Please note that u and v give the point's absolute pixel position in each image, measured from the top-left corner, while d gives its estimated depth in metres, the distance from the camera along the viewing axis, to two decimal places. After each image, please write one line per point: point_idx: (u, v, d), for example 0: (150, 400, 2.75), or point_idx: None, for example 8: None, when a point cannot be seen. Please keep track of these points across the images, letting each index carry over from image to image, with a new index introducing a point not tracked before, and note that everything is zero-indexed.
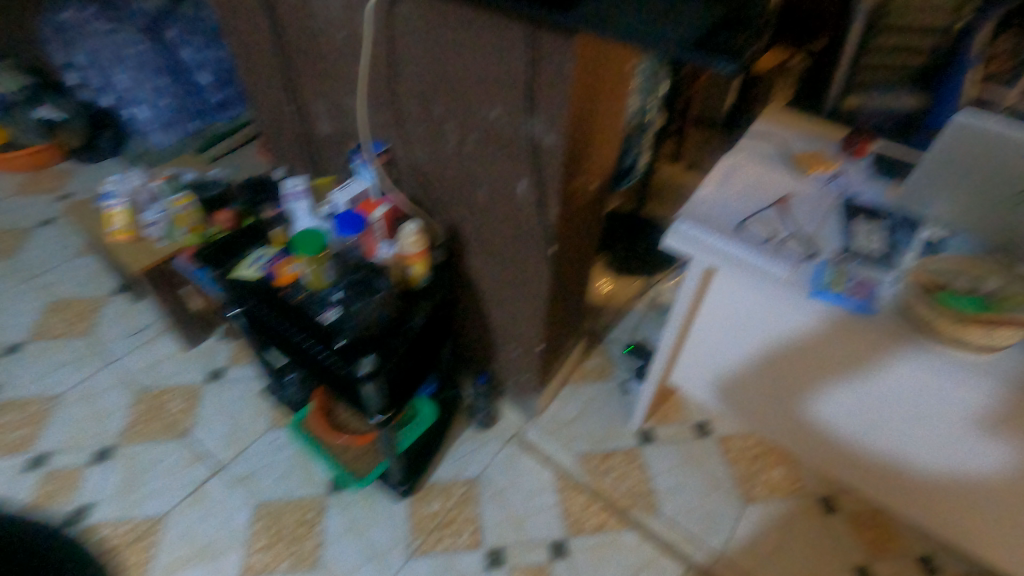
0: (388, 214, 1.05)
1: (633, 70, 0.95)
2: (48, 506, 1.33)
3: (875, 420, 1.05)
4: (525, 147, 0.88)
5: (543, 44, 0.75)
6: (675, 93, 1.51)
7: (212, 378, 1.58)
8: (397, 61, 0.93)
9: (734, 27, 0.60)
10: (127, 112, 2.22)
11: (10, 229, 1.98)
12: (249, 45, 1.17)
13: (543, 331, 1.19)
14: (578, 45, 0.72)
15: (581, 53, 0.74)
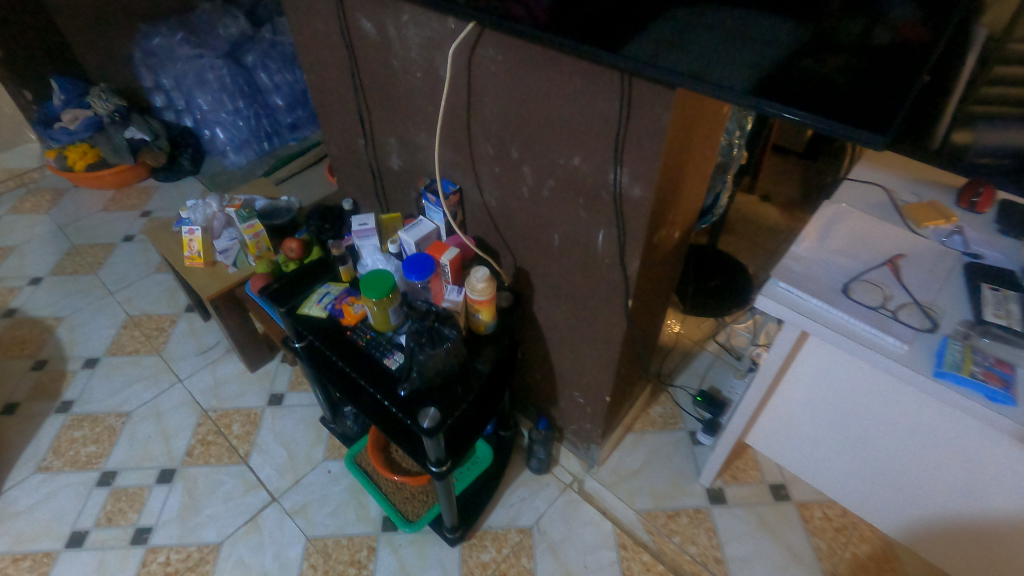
0: (457, 257, 1.01)
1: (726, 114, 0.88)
2: (113, 525, 1.35)
3: (976, 497, 0.95)
4: (607, 197, 0.82)
5: (637, 94, 0.69)
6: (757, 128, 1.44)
7: (271, 403, 1.59)
8: (475, 103, 0.90)
9: (819, 49, 0.53)
10: (208, 131, 2.35)
11: (95, 245, 2.08)
12: (325, 80, 1.17)
13: (612, 381, 1.12)
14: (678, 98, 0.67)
15: (680, 105, 0.68)
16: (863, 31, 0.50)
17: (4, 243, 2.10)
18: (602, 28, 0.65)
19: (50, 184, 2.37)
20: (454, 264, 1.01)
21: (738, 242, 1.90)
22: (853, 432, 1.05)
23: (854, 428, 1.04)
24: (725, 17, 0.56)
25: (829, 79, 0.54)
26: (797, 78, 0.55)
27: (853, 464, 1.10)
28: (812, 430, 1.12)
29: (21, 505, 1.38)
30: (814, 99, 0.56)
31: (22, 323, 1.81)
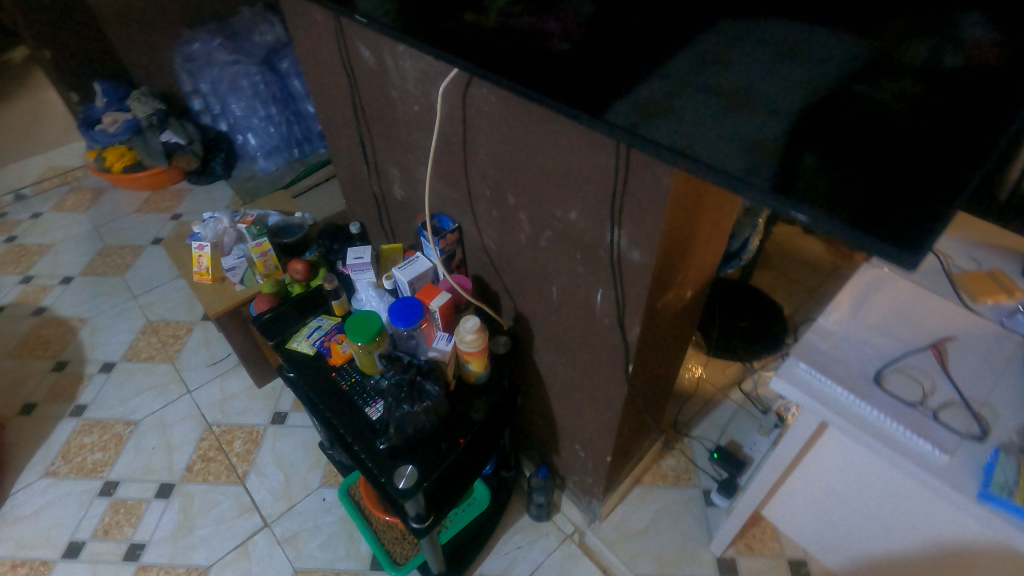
0: (448, 302, 0.95)
1: None
2: (109, 538, 1.36)
3: None
4: (605, 257, 0.74)
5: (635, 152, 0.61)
6: None
7: (274, 422, 1.56)
8: (471, 142, 0.83)
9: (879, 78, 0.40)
10: (241, 136, 2.36)
11: (125, 246, 2.13)
12: (330, 104, 1.13)
13: (614, 441, 1.03)
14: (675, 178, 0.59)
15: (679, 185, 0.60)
16: (927, 56, 0.37)
17: (43, 241, 2.18)
18: (584, 86, 0.57)
19: (92, 183, 2.45)
20: (446, 309, 0.94)
21: (775, 278, 1.76)
22: (890, 519, 0.96)
23: (891, 515, 0.96)
24: (764, 48, 0.44)
25: (879, 141, 0.41)
26: (835, 141, 0.43)
27: (888, 548, 1.00)
28: (837, 505, 1.03)
29: (27, 509, 1.41)
30: (857, 172, 0.43)
31: (49, 322, 1.85)
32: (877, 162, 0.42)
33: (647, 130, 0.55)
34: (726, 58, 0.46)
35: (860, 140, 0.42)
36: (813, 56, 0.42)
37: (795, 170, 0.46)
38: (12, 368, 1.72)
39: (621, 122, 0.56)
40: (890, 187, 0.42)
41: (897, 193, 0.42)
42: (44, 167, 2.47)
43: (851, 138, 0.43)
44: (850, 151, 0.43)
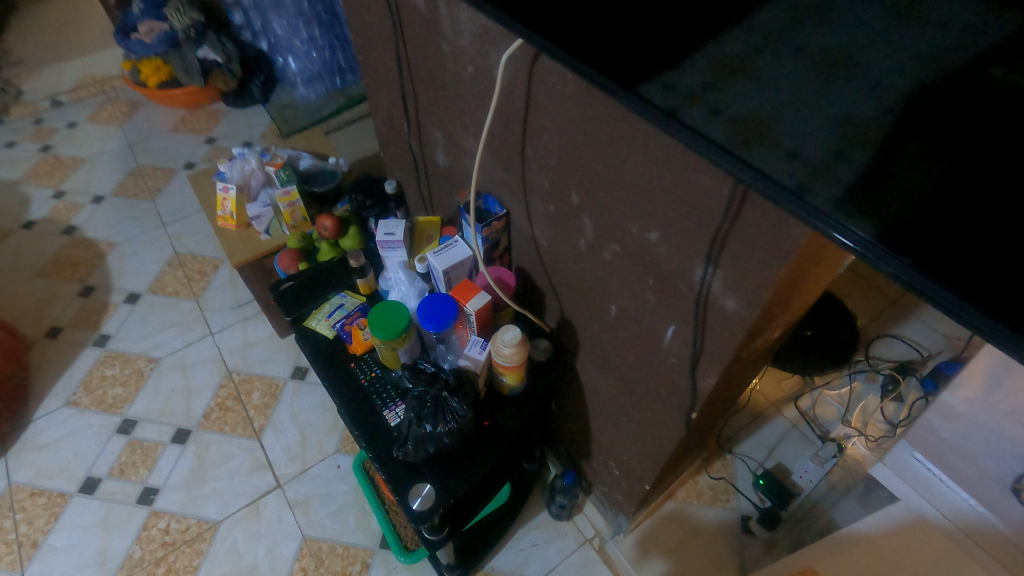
0: (486, 305, 0.81)
1: None
2: (125, 477, 1.35)
3: None
4: (687, 294, 0.59)
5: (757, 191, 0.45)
6: None
7: (294, 377, 1.51)
8: (533, 124, 0.67)
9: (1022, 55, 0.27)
10: (282, 58, 2.19)
11: (157, 168, 2.05)
12: (372, 47, 0.96)
13: (656, 472, 0.92)
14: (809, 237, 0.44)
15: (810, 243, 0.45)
16: None
17: (77, 154, 2.11)
18: (623, 52, 0.48)
19: (128, 95, 2.34)
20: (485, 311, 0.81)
21: (853, 281, 1.55)
22: None
23: None
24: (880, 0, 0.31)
25: (991, 149, 0.30)
26: (932, 138, 0.32)
27: None
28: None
29: (47, 438, 1.41)
30: (946, 189, 0.33)
31: (78, 243, 1.81)
32: (978, 182, 0.31)
33: (727, 96, 0.42)
34: (829, 10, 0.33)
35: (963, 145, 0.31)
36: (936, 19, 0.29)
37: (875, 166, 0.36)
38: (40, 288, 1.70)
39: (693, 83, 0.43)
40: (985, 220, 0.32)
41: (989, 227, 0.32)
42: (82, 73, 2.37)
43: (952, 139, 0.31)
44: (947, 157, 0.32)
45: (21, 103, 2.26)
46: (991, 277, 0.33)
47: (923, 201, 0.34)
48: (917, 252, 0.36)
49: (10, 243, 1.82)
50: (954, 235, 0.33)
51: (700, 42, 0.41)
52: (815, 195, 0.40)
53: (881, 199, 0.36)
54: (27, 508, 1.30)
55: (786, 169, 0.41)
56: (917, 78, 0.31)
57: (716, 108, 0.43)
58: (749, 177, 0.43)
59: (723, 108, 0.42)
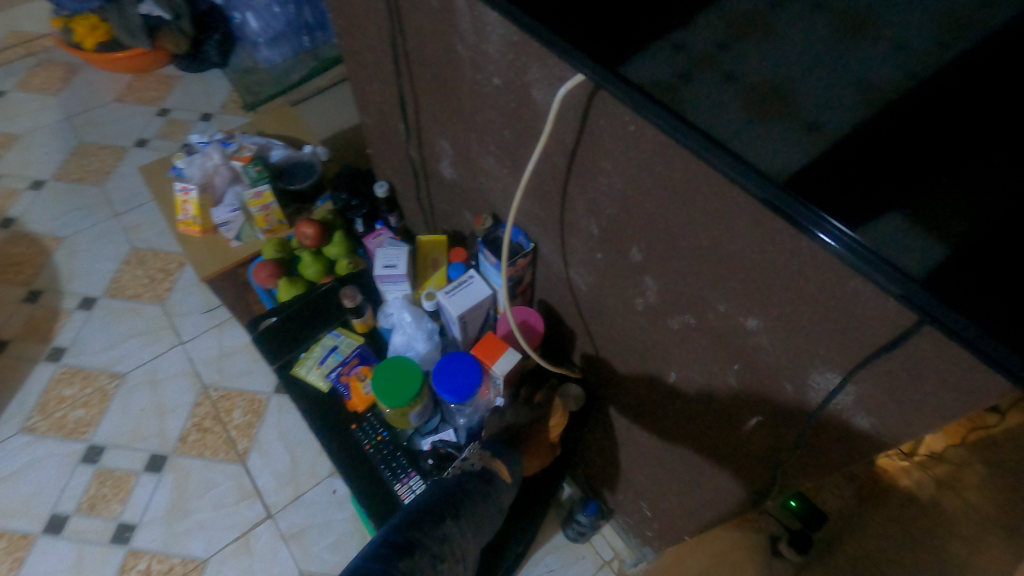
0: (516, 365, 0.68)
1: None
2: (96, 512, 1.22)
3: None
4: (791, 393, 0.47)
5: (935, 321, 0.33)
6: None
7: (279, 390, 1.37)
8: (584, 162, 0.53)
9: None
10: (239, 14, 1.90)
11: (105, 146, 1.81)
12: (359, 31, 0.78)
13: (701, 525, 0.83)
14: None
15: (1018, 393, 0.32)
16: None
17: (8, 129, 1.85)
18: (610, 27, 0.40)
19: (63, 57, 2.05)
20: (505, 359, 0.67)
21: None
22: None
23: None
24: None
25: (1006, 134, 0.25)
26: (935, 125, 0.27)
27: None
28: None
29: (2, 470, 1.26)
30: (942, 185, 0.28)
31: (19, 238, 1.60)
32: (990, 179, 0.26)
33: (739, 59, 0.34)
34: None
35: (973, 127, 0.26)
36: None
37: (868, 155, 0.30)
38: None
39: (706, 45, 0.35)
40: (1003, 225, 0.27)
41: (993, 232, 0.27)
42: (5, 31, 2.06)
43: (960, 124, 0.26)
44: (946, 147, 0.27)
45: None
46: (992, 286, 0.29)
47: (918, 198, 0.29)
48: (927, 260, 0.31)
49: None
50: (949, 240, 0.29)
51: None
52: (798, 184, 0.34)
53: (866, 191, 0.31)
54: None
55: (783, 152, 0.34)
56: (945, 41, 0.26)
57: (731, 74, 0.35)
58: (742, 166, 0.37)
59: (738, 74, 0.35)
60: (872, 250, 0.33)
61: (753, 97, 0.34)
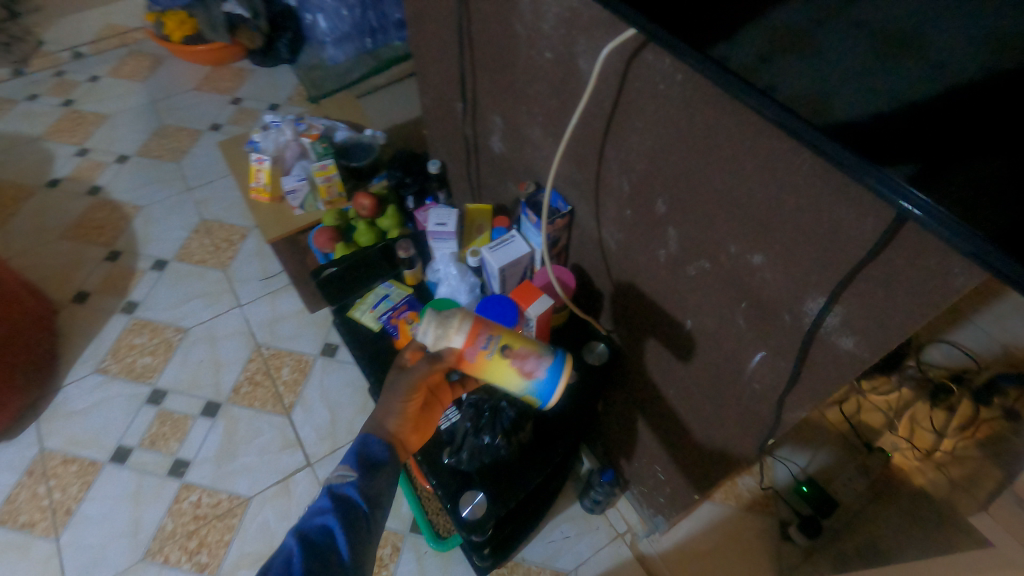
0: (548, 311, 0.77)
1: None
2: (156, 448, 1.35)
3: None
4: (788, 324, 0.54)
5: (911, 230, 0.39)
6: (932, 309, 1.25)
7: (324, 354, 1.48)
8: (620, 124, 0.61)
9: None
10: (311, 16, 2.08)
11: (182, 128, 1.98)
12: (428, 20, 0.90)
13: (709, 483, 0.89)
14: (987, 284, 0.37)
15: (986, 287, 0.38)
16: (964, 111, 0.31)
17: (99, 110, 2.05)
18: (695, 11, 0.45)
19: (151, 49, 2.26)
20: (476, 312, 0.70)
21: None
22: None
23: None
24: None
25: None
26: (982, 112, 0.31)
27: None
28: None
29: (77, 406, 1.40)
30: (994, 153, 0.31)
31: (103, 205, 1.77)
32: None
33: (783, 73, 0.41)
34: None
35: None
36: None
37: (931, 135, 0.34)
38: (66, 250, 1.67)
39: (748, 56, 0.43)
40: None
41: None
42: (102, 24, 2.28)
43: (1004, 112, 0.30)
44: (1000, 126, 0.30)
45: (42, 54, 2.18)
46: None
47: (983, 169, 0.32)
48: (1001, 226, 0.33)
49: (33, 202, 1.77)
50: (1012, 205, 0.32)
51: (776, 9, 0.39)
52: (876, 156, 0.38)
53: (937, 161, 0.35)
54: (60, 475, 1.31)
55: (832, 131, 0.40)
56: (987, 60, 0.29)
57: (776, 80, 0.42)
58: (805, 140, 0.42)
59: (777, 86, 0.42)
60: (946, 219, 0.36)
61: (804, 103, 0.41)
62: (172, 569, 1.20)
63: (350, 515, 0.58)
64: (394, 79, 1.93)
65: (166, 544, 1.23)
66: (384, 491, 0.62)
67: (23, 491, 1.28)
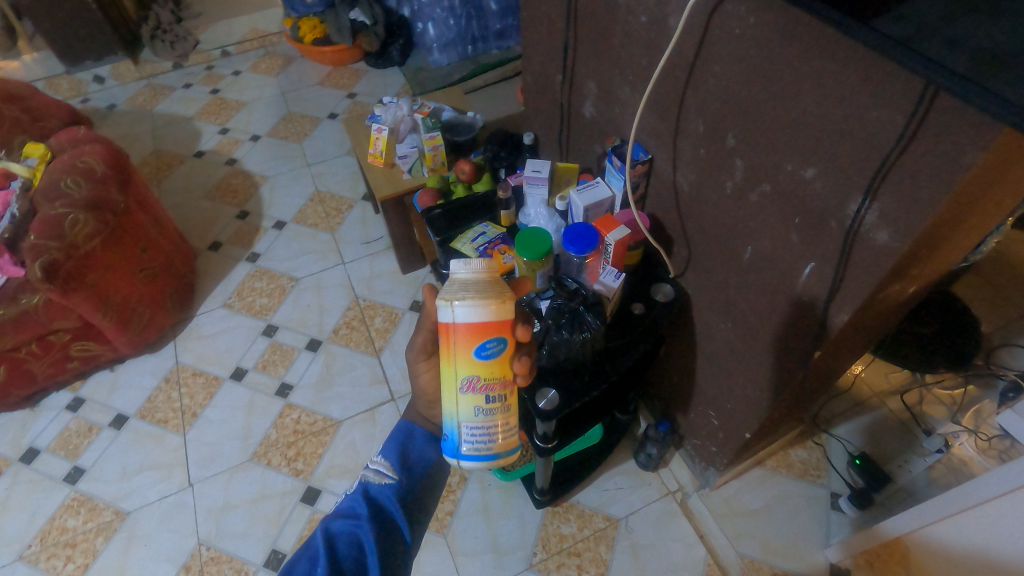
0: (624, 239, 0.91)
1: None
2: (268, 372, 1.56)
3: None
4: (836, 229, 0.64)
5: (936, 116, 0.49)
6: (954, 316, 1.31)
7: (411, 308, 1.66)
8: (700, 70, 0.74)
9: None
10: (421, 26, 2.35)
11: (306, 116, 2.28)
12: (538, 4, 1.07)
13: (760, 420, 0.97)
14: (999, 142, 0.46)
15: (999, 153, 0.48)
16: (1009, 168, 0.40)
17: (239, 98, 2.39)
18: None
19: (284, 51, 2.61)
20: (461, 336, 0.73)
21: (980, 289, 1.51)
22: None
23: None
24: None
25: None
26: None
27: None
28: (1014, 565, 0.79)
29: (207, 330, 1.65)
30: None
31: (238, 174, 2.07)
32: None
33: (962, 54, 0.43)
34: None
35: None
36: None
37: None
38: (207, 208, 1.96)
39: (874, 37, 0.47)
40: None
41: None
42: (247, 29, 2.65)
43: None
44: None
45: (199, 51, 2.58)
46: None
47: None
48: None
49: (183, 168, 2.10)
50: None
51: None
52: None
53: None
54: (189, 384, 1.55)
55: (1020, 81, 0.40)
56: None
57: (889, 13, 0.46)
58: (981, 105, 0.41)
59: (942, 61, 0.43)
60: None
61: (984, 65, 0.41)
62: (274, 470, 1.39)
63: (381, 518, 0.79)
64: (495, 78, 2.13)
65: (269, 449, 1.42)
66: (411, 496, 0.82)
67: (161, 394, 1.53)
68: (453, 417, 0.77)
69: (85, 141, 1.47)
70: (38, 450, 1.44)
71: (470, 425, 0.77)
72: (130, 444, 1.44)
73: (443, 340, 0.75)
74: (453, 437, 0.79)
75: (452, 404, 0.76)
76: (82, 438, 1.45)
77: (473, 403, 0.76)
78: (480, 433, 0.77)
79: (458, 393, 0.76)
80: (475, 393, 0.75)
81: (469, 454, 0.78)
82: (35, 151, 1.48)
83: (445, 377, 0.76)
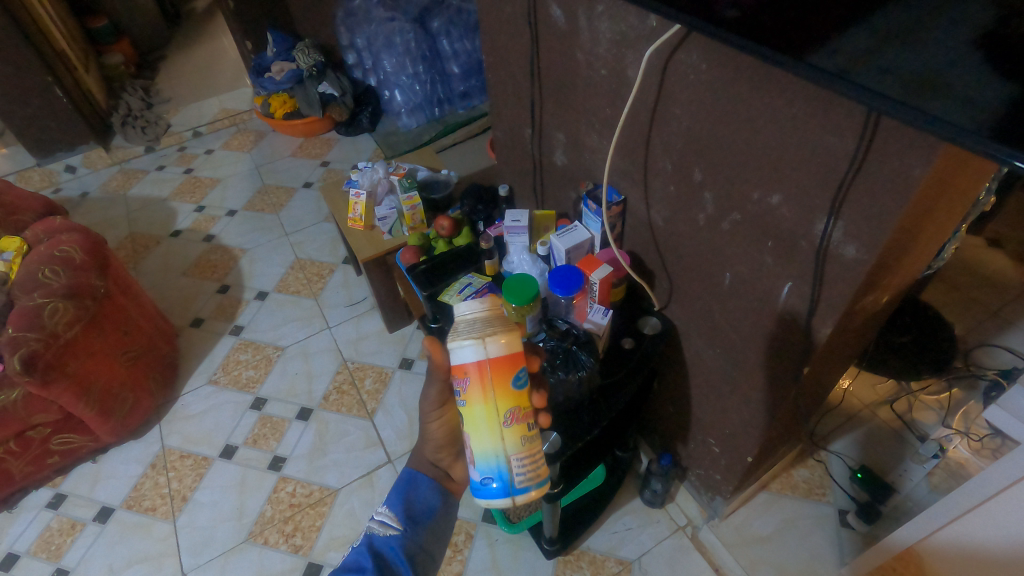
0: (607, 277, 0.94)
1: (985, 180, 0.69)
2: (258, 447, 1.52)
3: None
4: (807, 249, 0.68)
5: (882, 137, 0.54)
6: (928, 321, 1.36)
7: (401, 366, 1.65)
8: (662, 113, 0.80)
9: None
10: (388, 93, 2.44)
11: (280, 187, 2.32)
12: (503, 65, 1.13)
13: (761, 442, 0.97)
14: (942, 155, 0.50)
15: (941, 166, 0.52)
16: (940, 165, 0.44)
17: (214, 175, 2.42)
18: (787, 28, 0.51)
19: (255, 127, 2.68)
20: (501, 366, 0.70)
21: (950, 294, 1.57)
22: None
23: None
24: None
25: None
26: None
27: None
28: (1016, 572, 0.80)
29: (193, 410, 1.61)
30: None
31: (216, 249, 2.08)
32: None
33: (881, 81, 0.47)
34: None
35: None
36: None
37: None
38: (186, 285, 1.96)
39: (817, 71, 0.51)
40: None
41: None
42: (217, 109, 2.72)
43: None
44: None
45: (170, 133, 2.62)
46: None
47: None
48: None
49: (159, 249, 2.10)
50: None
51: (889, 5, 0.44)
52: (998, 129, 0.41)
53: None
54: (177, 467, 1.49)
55: (938, 94, 0.44)
56: None
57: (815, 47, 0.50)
58: (923, 124, 0.45)
59: (868, 86, 0.48)
60: None
61: (912, 84, 0.45)
62: (271, 549, 1.33)
63: (385, 569, 0.80)
64: (463, 136, 2.21)
65: (265, 527, 1.37)
66: (418, 546, 0.83)
67: (147, 481, 1.47)
68: (499, 456, 0.72)
69: (61, 230, 1.47)
70: (17, 555, 1.37)
71: (519, 457, 0.73)
72: (117, 537, 1.38)
73: (472, 381, 0.71)
74: (501, 478, 0.73)
75: (497, 442, 0.72)
76: (64, 537, 1.38)
77: (518, 434, 0.73)
78: (527, 462, 0.74)
79: (502, 428, 0.72)
80: (519, 422, 0.72)
81: (524, 485, 0.73)
82: (9, 245, 1.46)
83: (483, 418, 0.71)
